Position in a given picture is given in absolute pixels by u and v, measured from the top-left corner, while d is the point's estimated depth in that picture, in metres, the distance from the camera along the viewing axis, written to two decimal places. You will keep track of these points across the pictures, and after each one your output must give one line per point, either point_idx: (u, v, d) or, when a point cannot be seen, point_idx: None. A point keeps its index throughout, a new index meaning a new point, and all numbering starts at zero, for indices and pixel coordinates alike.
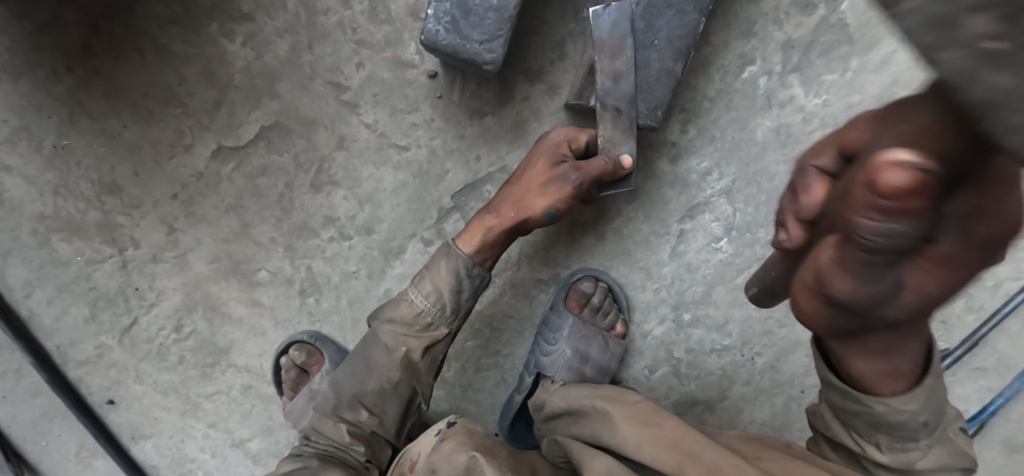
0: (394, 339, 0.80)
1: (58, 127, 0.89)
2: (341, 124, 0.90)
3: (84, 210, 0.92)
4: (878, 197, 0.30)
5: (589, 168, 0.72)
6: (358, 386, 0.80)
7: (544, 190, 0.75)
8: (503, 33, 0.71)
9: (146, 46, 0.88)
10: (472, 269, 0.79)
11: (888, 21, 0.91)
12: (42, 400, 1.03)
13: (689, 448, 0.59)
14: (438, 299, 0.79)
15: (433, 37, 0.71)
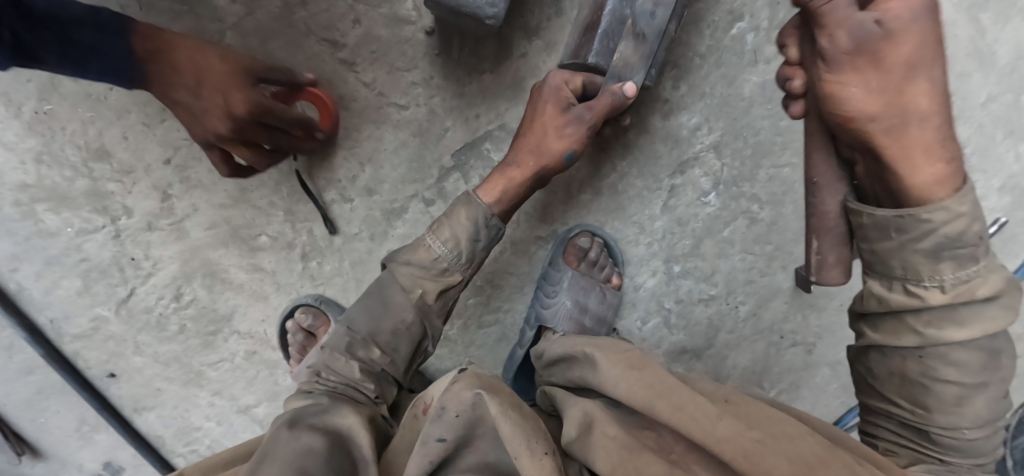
0: (412, 281, 0.82)
1: (38, 90, 0.85)
2: (339, 83, 0.90)
3: (72, 179, 0.89)
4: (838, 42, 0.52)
5: (599, 105, 0.75)
6: (371, 324, 0.81)
7: (560, 134, 0.78)
8: None
9: (127, 2, 0.83)
10: (491, 219, 0.82)
11: None
12: (36, 376, 1.01)
13: (661, 391, 0.57)
14: (456, 246, 0.82)
15: None
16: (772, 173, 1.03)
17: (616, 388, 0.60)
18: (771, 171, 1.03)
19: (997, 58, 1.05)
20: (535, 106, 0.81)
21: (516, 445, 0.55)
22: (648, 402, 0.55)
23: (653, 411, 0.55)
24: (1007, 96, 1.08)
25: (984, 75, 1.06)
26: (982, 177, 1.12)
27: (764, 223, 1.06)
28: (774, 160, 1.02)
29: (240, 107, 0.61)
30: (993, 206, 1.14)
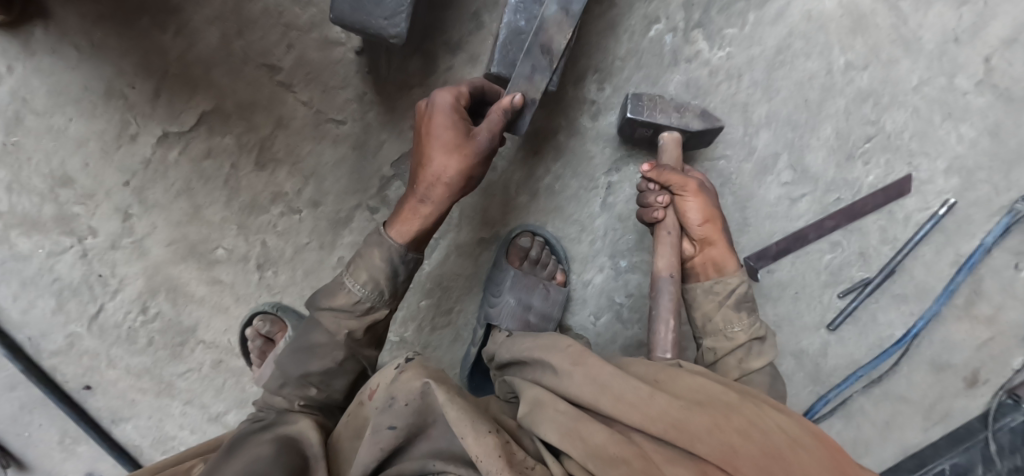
0: (335, 322, 0.87)
1: (4, 126, 0.92)
2: (278, 104, 0.96)
3: (40, 204, 0.97)
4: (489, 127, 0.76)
5: (495, 128, 0.76)
6: (301, 366, 0.85)
7: (459, 151, 0.78)
8: (405, 8, 0.73)
9: (80, 42, 0.89)
10: (405, 256, 0.87)
11: None
12: (19, 391, 1.08)
13: (604, 382, 0.64)
14: (375, 285, 0.87)
15: (340, 14, 0.73)
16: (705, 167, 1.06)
17: (571, 385, 0.65)
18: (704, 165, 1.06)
19: (923, 43, 1.07)
20: (434, 129, 0.79)
21: (462, 427, 0.60)
22: (595, 394, 0.63)
23: (598, 404, 0.62)
24: (940, 79, 1.09)
25: (912, 61, 1.08)
26: (926, 160, 1.12)
27: None
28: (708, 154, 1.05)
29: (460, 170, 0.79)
30: (942, 188, 1.14)
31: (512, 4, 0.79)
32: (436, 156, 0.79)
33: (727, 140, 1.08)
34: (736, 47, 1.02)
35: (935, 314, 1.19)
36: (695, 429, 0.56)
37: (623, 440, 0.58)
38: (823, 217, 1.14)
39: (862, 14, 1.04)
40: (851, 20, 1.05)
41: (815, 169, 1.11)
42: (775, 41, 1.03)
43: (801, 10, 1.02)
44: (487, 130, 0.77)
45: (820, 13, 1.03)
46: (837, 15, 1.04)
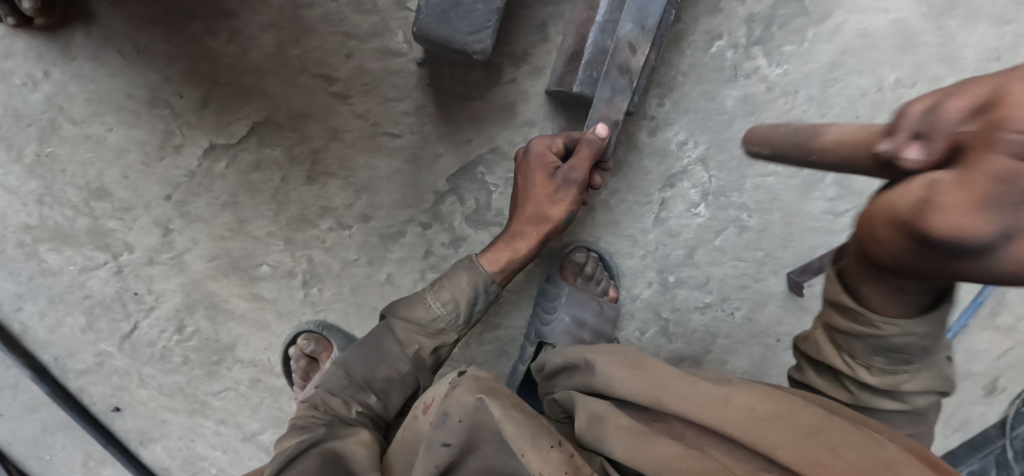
0: (408, 336, 0.85)
1: (38, 134, 0.86)
2: (332, 115, 0.92)
3: (73, 218, 0.91)
4: (576, 170, 0.83)
5: (580, 161, 0.81)
6: (368, 372, 0.84)
7: (555, 198, 0.85)
8: (491, 24, 0.73)
9: (125, 47, 0.84)
10: (489, 284, 0.87)
11: None
12: (41, 414, 1.02)
13: (662, 382, 0.56)
14: (454, 307, 0.86)
15: (424, 28, 0.72)
16: (757, 182, 1.06)
17: (623, 383, 0.58)
18: (757, 180, 1.06)
19: (966, 62, 1.02)
20: (525, 175, 0.86)
21: (521, 443, 0.52)
22: (653, 393, 0.54)
23: (659, 403, 0.53)
24: None
25: (957, 78, 1.02)
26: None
27: (753, 231, 1.09)
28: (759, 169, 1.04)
29: (558, 213, 0.85)
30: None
31: (599, 21, 0.81)
32: (535, 203, 0.86)
33: None
34: (792, 65, 0.98)
35: (962, 326, 1.18)
36: (774, 435, 0.46)
37: (700, 456, 0.48)
38: None
39: (911, 33, 0.99)
40: (901, 38, 1.00)
41: (860, 185, 1.07)
42: (828, 58, 0.98)
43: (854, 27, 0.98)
44: (573, 173, 0.83)
45: (873, 32, 0.99)
46: (887, 33, 0.99)
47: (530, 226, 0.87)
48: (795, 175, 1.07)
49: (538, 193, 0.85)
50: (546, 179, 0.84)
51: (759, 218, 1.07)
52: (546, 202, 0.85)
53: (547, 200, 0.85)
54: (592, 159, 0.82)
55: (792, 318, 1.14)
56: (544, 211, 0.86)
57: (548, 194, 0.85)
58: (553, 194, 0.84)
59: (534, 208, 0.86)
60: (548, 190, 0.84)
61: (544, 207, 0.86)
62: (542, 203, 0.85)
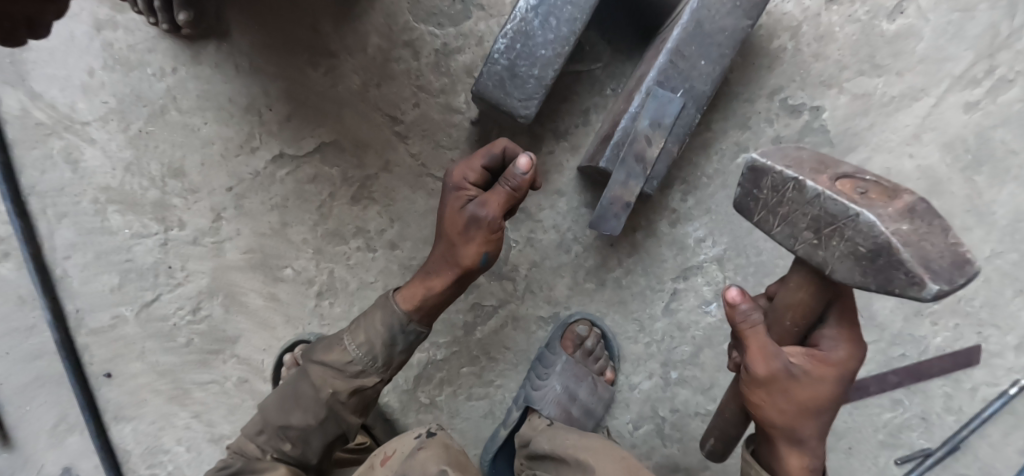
0: (323, 380, 0.81)
1: (148, 115, 1.02)
2: (389, 149, 1.04)
3: (147, 188, 1.03)
4: (483, 208, 0.77)
5: (491, 199, 0.76)
6: (283, 416, 0.81)
7: (467, 237, 0.79)
8: (539, 96, 0.85)
9: (240, 62, 1.00)
10: (406, 326, 0.83)
11: (864, 133, 0.98)
12: (40, 363, 1.06)
13: None
14: (370, 351, 0.82)
15: (482, 89, 0.86)
16: None
17: None
18: None
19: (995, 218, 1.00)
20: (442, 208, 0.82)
21: None
22: None
23: None
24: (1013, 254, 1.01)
25: (986, 232, 1.00)
26: (997, 333, 1.04)
27: None
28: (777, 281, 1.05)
29: (471, 255, 0.80)
30: (1009, 365, 1.04)
31: (631, 110, 0.88)
32: (448, 241, 0.81)
33: None
34: None
35: None
36: None
37: None
38: (886, 371, 1.07)
39: (938, 180, 0.98)
40: (928, 183, 0.98)
41: (880, 318, 1.06)
42: None
43: (878, 165, 0.98)
44: (482, 212, 0.77)
45: (900, 172, 0.98)
46: (914, 176, 0.98)
47: (445, 264, 0.82)
48: None
49: (451, 230, 0.80)
50: (458, 215, 0.79)
51: None
52: (459, 241, 0.80)
53: (460, 238, 0.79)
54: (501, 194, 0.76)
55: None
56: (456, 251, 0.80)
57: (460, 232, 0.79)
58: (462, 231, 0.79)
59: (448, 246, 0.81)
60: (459, 227, 0.79)
61: (457, 245, 0.80)
62: (456, 242, 0.80)
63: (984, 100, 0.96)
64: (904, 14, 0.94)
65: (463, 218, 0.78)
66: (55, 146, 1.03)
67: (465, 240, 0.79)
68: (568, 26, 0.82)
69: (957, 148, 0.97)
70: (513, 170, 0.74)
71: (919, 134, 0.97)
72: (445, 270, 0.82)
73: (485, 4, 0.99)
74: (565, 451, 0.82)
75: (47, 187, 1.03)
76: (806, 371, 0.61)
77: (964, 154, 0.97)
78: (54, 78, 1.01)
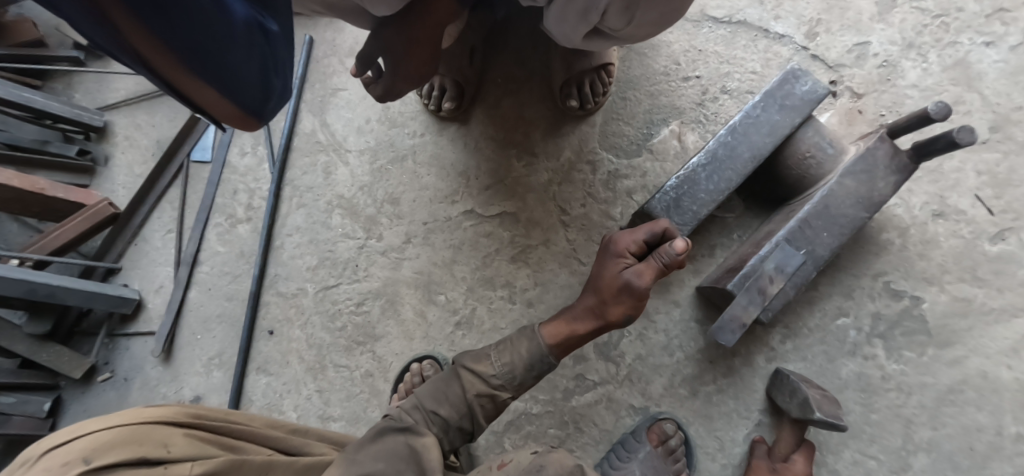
0: (470, 384, 0.95)
1: (392, 158, 1.40)
2: (552, 231, 1.32)
3: (368, 205, 1.37)
4: (640, 277, 0.92)
5: (649, 271, 0.92)
6: (434, 402, 0.94)
7: (619, 298, 0.95)
8: (692, 223, 1.13)
9: (469, 142, 1.39)
10: (545, 357, 0.96)
11: (965, 333, 1.13)
12: (230, 305, 1.34)
13: None
14: (513, 371, 0.95)
15: (651, 207, 1.15)
16: (856, 457, 1.13)
17: None
18: (856, 455, 1.14)
19: None
20: (601, 268, 0.99)
21: None
22: None
23: None
24: None
25: None
26: None
27: None
28: (861, 445, 1.13)
29: (618, 313, 0.96)
30: None
31: (761, 254, 1.10)
32: (600, 296, 0.97)
33: (882, 443, 1.13)
34: (910, 367, 1.14)
35: None
36: None
37: None
38: None
39: None
40: None
41: None
42: (948, 380, 1.13)
43: (978, 366, 1.12)
44: (639, 280, 0.92)
45: (997, 378, 1.11)
46: (1015, 387, 1.10)
47: (591, 315, 0.98)
48: (900, 473, 1.11)
49: (606, 288, 0.96)
50: (616, 278, 0.95)
51: None
52: (611, 298, 0.96)
53: (612, 297, 0.95)
54: (658, 269, 0.92)
55: None
56: (607, 307, 0.96)
57: (614, 292, 0.95)
58: (617, 291, 0.95)
59: (599, 301, 0.97)
60: (615, 287, 0.95)
61: (608, 301, 0.96)
62: (607, 298, 0.96)
63: None
64: (1005, 241, 1.15)
65: (620, 281, 0.94)
66: (320, 159, 1.42)
67: (617, 299, 0.95)
68: (725, 184, 1.12)
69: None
70: (670, 249, 0.90)
71: (1019, 349, 1.11)
72: (591, 319, 0.98)
73: (655, 149, 1.32)
74: None
75: (300, 184, 1.40)
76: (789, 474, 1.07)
77: None
78: (341, 117, 1.44)
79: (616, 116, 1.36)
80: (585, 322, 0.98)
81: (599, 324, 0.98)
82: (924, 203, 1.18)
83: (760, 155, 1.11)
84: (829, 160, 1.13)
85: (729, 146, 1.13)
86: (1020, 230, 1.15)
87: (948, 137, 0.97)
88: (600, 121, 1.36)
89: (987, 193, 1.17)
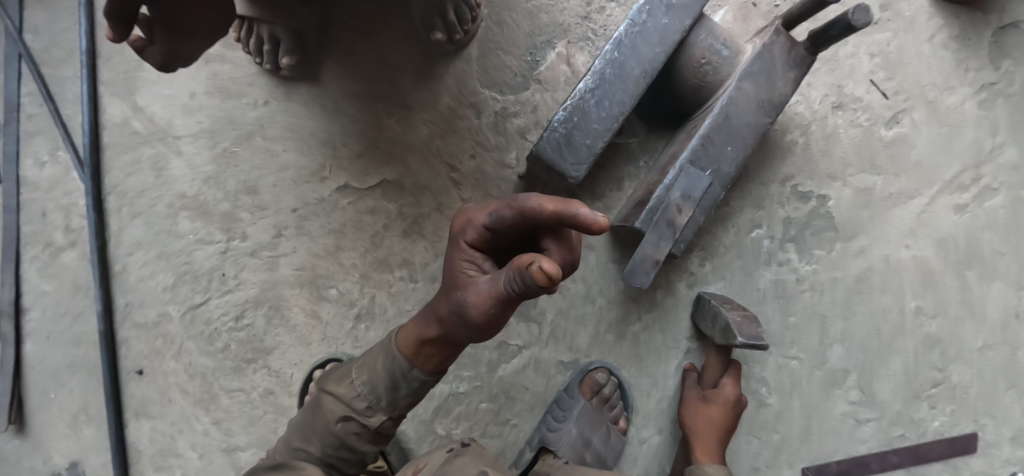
0: (335, 413, 0.80)
1: (236, 137, 1.15)
2: (443, 194, 1.16)
3: (219, 200, 1.14)
4: (473, 298, 0.59)
5: (484, 292, 0.58)
6: (306, 437, 0.82)
7: (452, 314, 0.64)
8: (589, 161, 1.00)
9: (327, 104, 1.16)
10: (410, 372, 0.77)
11: (868, 223, 1.12)
12: (79, 351, 1.11)
13: None
14: (375, 390, 0.79)
15: (541, 148, 1.00)
16: (779, 362, 1.13)
17: None
18: (779, 360, 1.13)
19: (987, 313, 1.10)
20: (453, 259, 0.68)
21: None
22: None
23: None
24: (1004, 348, 1.10)
25: (976, 325, 1.10)
26: (992, 423, 1.09)
27: (772, 410, 1.13)
28: (783, 349, 1.13)
29: (459, 332, 0.66)
30: (1008, 457, 1.09)
31: (666, 182, 1.00)
32: (441, 302, 0.67)
33: (802, 343, 1.13)
34: (821, 265, 1.12)
35: None
36: None
37: None
38: (887, 451, 1.11)
39: (931, 273, 1.11)
40: (922, 274, 1.11)
41: (881, 398, 1.11)
42: (856, 271, 1.12)
43: (881, 253, 1.12)
44: (471, 300, 0.60)
45: (898, 261, 1.11)
46: (911, 266, 1.11)
47: (435, 324, 0.70)
48: (819, 368, 1.12)
49: (445, 294, 0.66)
50: (452, 286, 0.64)
51: (778, 399, 1.12)
52: (448, 310, 0.65)
53: (448, 312, 0.65)
54: (492, 294, 0.58)
55: None
56: (447, 321, 0.67)
57: (450, 305, 0.64)
58: (452, 305, 0.64)
59: (440, 308, 0.67)
60: (450, 298, 0.64)
61: (446, 314, 0.66)
62: (445, 309, 0.66)
63: (972, 203, 1.11)
64: (899, 124, 1.12)
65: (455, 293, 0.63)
66: (145, 153, 1.14)
67: (452, 314, 0.64)
68: (618, 108, 0.98)
69: (949, 245, 1.11)
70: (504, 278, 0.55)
71: (915, 229, 1.11)
72: (437, 329, 0.71)
73: (542, 79, 1.16)
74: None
75: (128, 189, 1.13)
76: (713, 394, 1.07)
77: (954, 249, 1.11)
78: (159, 96, 1.16)
79: (492, 45, 1.16)
80: (433, 329, 0.71)
81: (444, 336, 0.70)
82: (823, 96, 1.12)
83: (652, 69, 0.97)
84: (725, 64, 1.01)
85: (617, 63, 0.97)
86: (912, 111, 1.12)
87: (843, 21, 0.87)
88: (476, 54, 1.16)
89: (881, 76, 1.12)
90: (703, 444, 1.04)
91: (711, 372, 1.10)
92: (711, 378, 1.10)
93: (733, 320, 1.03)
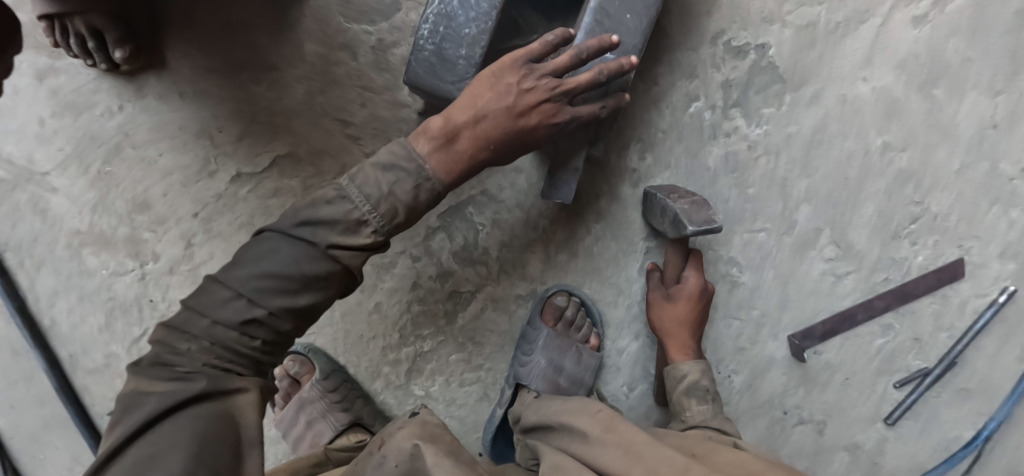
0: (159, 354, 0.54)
1: (105, 155, 1.03)
2: (345, 154, 1.04)
3: (116, 226, 1.05)
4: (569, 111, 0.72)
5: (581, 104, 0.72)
6: None
7: (535, 123, 0.69)
8: (470, 76, 0.84)
9: (186, 89, 1.02)
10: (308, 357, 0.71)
11: (817, 64, 0.98)
12: (46, 410, 1.10)
13: (638, 450, 0.70)
14: (354, 239, 0.61)
15: (414, 77, 0.85)
16: (746, 238, 1.05)
17: (598, 455, 0.71)
18: (746, 236, 1.05)
19: (960, 130, 0.98)
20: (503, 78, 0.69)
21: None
22: (630, 464, 0.68)
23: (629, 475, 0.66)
24: (983, 164, 0.99)
25: (950, 146, 0.99)
26: (978, 244, 1.01)
27: (746, 288, 1.07)
28: (747, 225, 1.04)
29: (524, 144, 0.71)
30: (998, 273, 1.02)
31: None
32: (507, 118, 0.68)
33: (767, 213, 1.04)
34: (772, 125, 1.00)
35: (1006, 416, 1.05)
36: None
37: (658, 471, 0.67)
38: (872, 298, 1.05)
39: (896, 100, 0.98)
40: (886, 105, 0.98)
41: (859, 248, 1.04)
42: (811, 122, 1.00)
43: (837, 93, 0.98)
44: (563, 112, 0.72)
45: (857, 97, 0.98)
46: (870, 100, 0.98)
47: (490, 139, 0.68)
48: (788, 233, 1.04)
49: (522, 104, 0.68)
50: (541, 98, 0.69)
51: (750, 276, 1.06)
52: (523, 119, 0.68)
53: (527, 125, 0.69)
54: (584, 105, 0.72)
55: (800, 390, 1.10)
56: (511, 133, 0.69)
57: (531, 121, 0.69)
58: (536, 118, 0.69)
59: (501, 124, 0.68)
60: (535, 112, 0.69)
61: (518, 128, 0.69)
62: (518, 123, 0.68)
63: (932, 11, 0.94)
64: None
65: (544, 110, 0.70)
66: (19, 199, 1.04)
67: (532, 124, 0.69)
68: (486, 5, 0.82)
69: (911, 66, 0.96)
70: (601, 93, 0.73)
71: (870, 57, 0.97)
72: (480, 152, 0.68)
73: None
74: (551, 417, 0.87)
75: (19, 241, 1.05)
76: (678, 292, 1.00)
77: (916, 68, 0.96)
78: (6, 132, 1.03)
79: None
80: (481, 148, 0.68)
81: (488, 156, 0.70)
82: None
83: None
84: None
85: None
86: None
87: None
88: None
89: None
90: (675, 343, 1.01)
91: (672, 268, 1.03)
92: (674, 275, 1.02)
93: (676, 209, 0.93)
